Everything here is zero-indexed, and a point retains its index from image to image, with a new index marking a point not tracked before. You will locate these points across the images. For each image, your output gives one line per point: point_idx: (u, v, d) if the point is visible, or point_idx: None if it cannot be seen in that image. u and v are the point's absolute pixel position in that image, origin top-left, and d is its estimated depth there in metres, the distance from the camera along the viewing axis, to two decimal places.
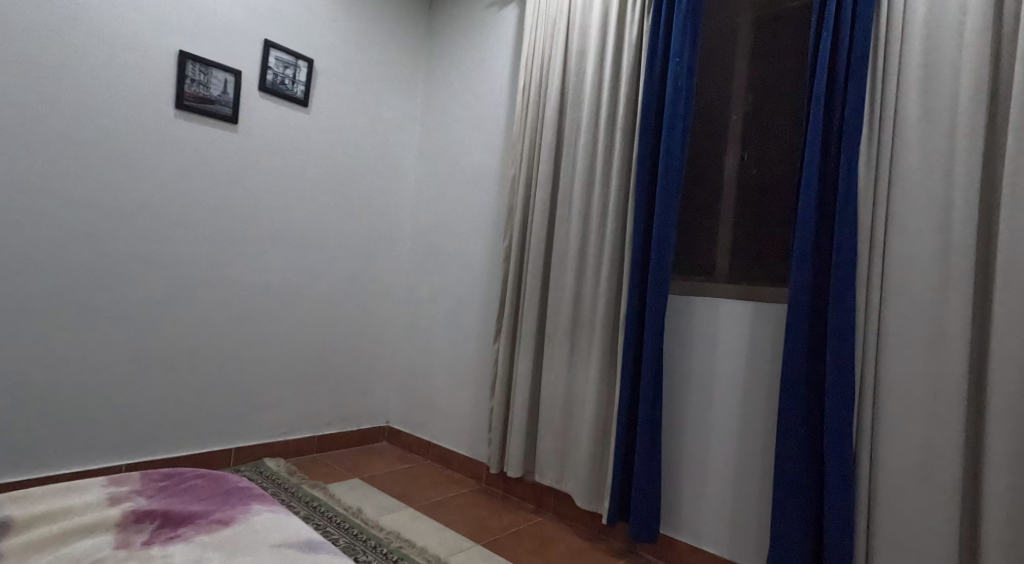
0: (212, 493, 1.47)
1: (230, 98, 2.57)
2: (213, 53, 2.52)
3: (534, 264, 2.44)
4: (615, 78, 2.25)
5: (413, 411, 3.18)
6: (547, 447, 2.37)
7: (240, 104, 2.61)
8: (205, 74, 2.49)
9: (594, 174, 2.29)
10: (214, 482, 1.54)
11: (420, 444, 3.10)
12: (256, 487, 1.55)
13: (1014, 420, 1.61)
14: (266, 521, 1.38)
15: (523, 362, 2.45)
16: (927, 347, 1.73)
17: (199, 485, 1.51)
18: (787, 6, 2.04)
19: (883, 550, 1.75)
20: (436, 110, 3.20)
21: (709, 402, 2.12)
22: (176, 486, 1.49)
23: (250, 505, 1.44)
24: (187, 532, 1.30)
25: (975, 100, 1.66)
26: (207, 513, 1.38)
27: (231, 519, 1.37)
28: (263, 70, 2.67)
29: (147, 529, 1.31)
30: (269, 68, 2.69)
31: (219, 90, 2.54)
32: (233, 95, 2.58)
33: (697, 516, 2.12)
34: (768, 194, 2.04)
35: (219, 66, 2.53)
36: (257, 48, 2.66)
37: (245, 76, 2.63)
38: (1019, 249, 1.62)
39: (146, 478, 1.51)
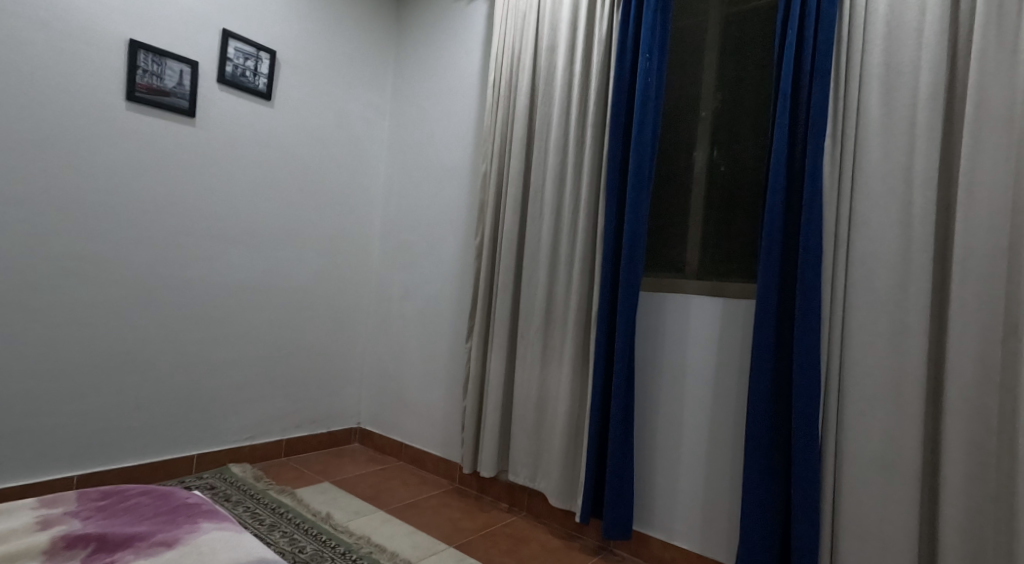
0: (157, 512, 1.40)
1: (186, 90, 2.50)
2: (168, 42, 2.45)
3: (506, 263, 2.43)
4: (585, 73, 2.25)
5: (385, 412, 3.15)
6: (520, 446, 2.37)
7: (198, 96, 2.55)
8: (158, 64, 2.42)
9: (565, 171, 2.29)
10: (160, 500, 1.45)
11: (392, 444, 3.08)
12: (206, 504, 1.47)
13: (969, 411, 1.67)
14: (214, 542, 1.30)
15: (495, 360, 2.44)
16: (889, 341, 1.77)
17: (143, 503, 1.43)
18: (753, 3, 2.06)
19: (848, 541, 1.79)
20: (406, 105, 3.16)
21: (680, 398, 2.14)
22: (117, 506, 1.41)
23: (198, 523, 1.36)
24: (124, 556, 1.21)
25: (933, 98, 1.70)
26: (149, 534, 1.30)
27: (175, 540, 1.29)
28: (222, 61, 2.60)
29: (79, 556, 1.22)
30: (228, 60, 2.62)
31: (175, 82, 2.47)
32: (189, 86, 2.51)
33: (669, 512, 2.14)
34: (737, 190, 2.06)
35: (174, 56, 2.46)
36: (216, 39, 2.59)
37: (203, 65, 2.56)
38: (974, 245, 1.67)
39: (83, 497, 1.43)
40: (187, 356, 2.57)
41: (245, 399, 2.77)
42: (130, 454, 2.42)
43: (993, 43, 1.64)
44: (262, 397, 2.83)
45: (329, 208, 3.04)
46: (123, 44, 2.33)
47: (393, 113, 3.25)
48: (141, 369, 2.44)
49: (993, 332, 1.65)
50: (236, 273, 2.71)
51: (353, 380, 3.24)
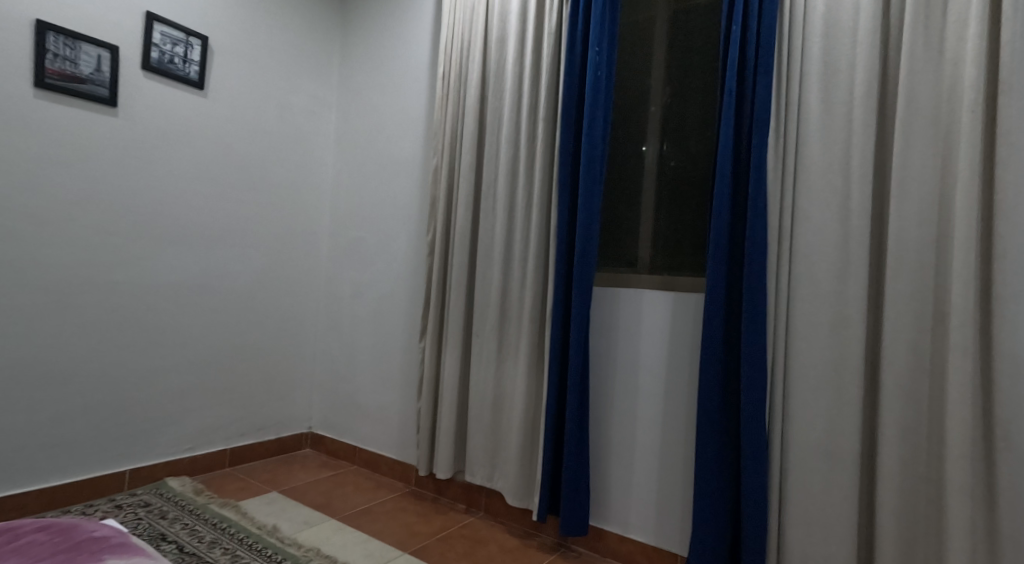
0: (54, 550, 1.29)
1: (106, 77, 2.35)
2: (83, 25, 2.30)
3: (458, 260, 2.39)
4: (535, 67, 2.24)
5: (337, 416, 3.06)
6: (476, 446, 2.34)
7: (120, 84, 2.39)
8: (72, 48, 2.27)
9: (518, 165, 2.28)
10: (60, 535, 1.35)
11: (345, 449, 2.99)
12: (115, 536, 1.38)
13: (903, 396, 1.75)
14: None
15: (449, 359, 2.40)
16: (831, 331, 1.83)
17: (40, 541, 1.32)
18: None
19: (795, 526, 1.85)
20: (353, 97, 3.08)
21: (634, 393, 2.16)
22: (7, 546, 1.30)
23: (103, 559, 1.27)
24: None
25: (867, 94, 1.78)
26: None
27: None
28: (147, 46, 2.46)
29: None
30: (154, 45, 2.48)
31: (92, 68, 2.32)
32: (109, 73, 2.36)
33: (625, 505, 2.16)
34: (687, 184, 2.10)
35: (89, 39, 2.31)
36: (139, 22, 2.45)
37: (125, 50, 2.41)
38: (906, 238, 1.75)
39: None
40: (115, 365, 2.41)
41: (183, 409, 2.63)
42: (51, 472, 2.25)
43: (921, 42, 1.73)
44: (201, 406, 2.69)
45: (273, 206, 2.93)
46: (29, 25, 2.18)
47: (339, 105, 3.17)
48: (63, 381, 2.28)
49: (923, 320, 1.74)
50: (171, 276, 2.57)
51: (302, 384, 3.13)
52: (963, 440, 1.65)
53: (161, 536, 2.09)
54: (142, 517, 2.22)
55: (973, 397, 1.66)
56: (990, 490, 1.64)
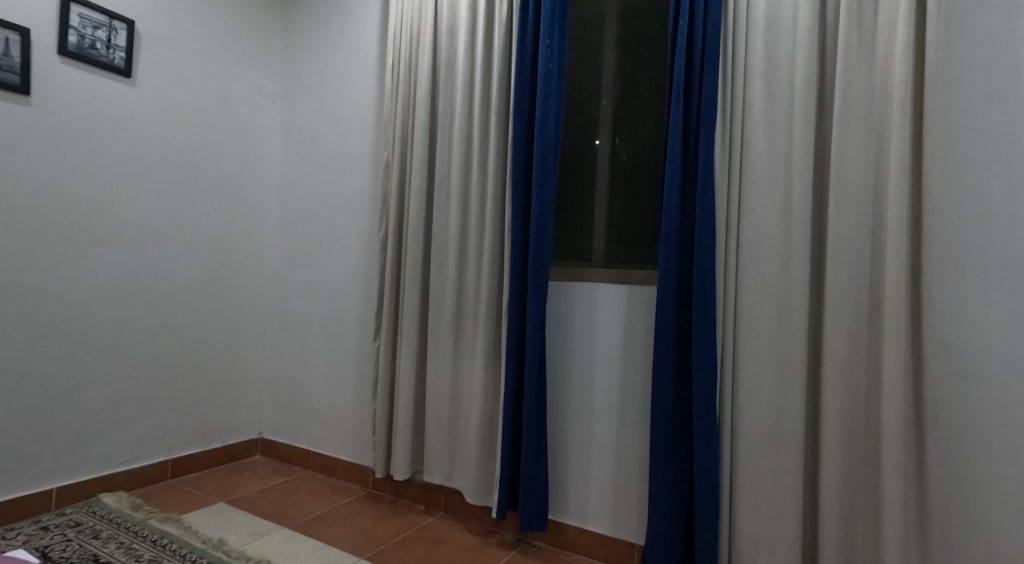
0: None
1: (16, 62, 2.19)
2: None
3: (412, 256, 2.34)
4: (487, 60, 2.22)
5: (288, 420, 2.97)
6: (434, 446, 2.31)
7: (32, 70, 2.24)
8: None
9: (471, 159, 2.25)
10: None
11: (297, 454, 2.90)
12: None
13: (843, 382, 1.83)
14: None
15: (404, 357, 2.36)
16: (777, 320, 1.90)
17: None
18: None
19: (745, 511, 1.91)
20: (298, 89, 2.99)
21: (590, 386, 2.18)
22: None
23: None
24: None
25: (807, 88, 1.85)
26: None
27: None
28: (63, 29, 2.30)
29: None
30: (70, 28, 2.32)
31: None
32: (19, 57, 2.20)
33: (583, 498, 2.18)
34: (639, 178, 2.13)
35: None
36: (54, 4, 2.29)
37: (37, 34, 2.25)
38: (844, 230, 1.83)
39: None
40: (38, 375, 2.26)
41: (116, 420, 2.48)
42: None
43: (855, 40, 1.81)
44: (137, 416, 2.55)
45: (212, 202, 2.80)
46: None
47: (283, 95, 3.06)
48: None
49: (860, 308, 1.82)
50: (100, 280, 2.42)
51: (251, 388, 3.01)
52: (896, 421, 1.74)
53: (93, 558, 1.97)
54: (71, 539, 2.09)
55: (904, 380, 1.76)
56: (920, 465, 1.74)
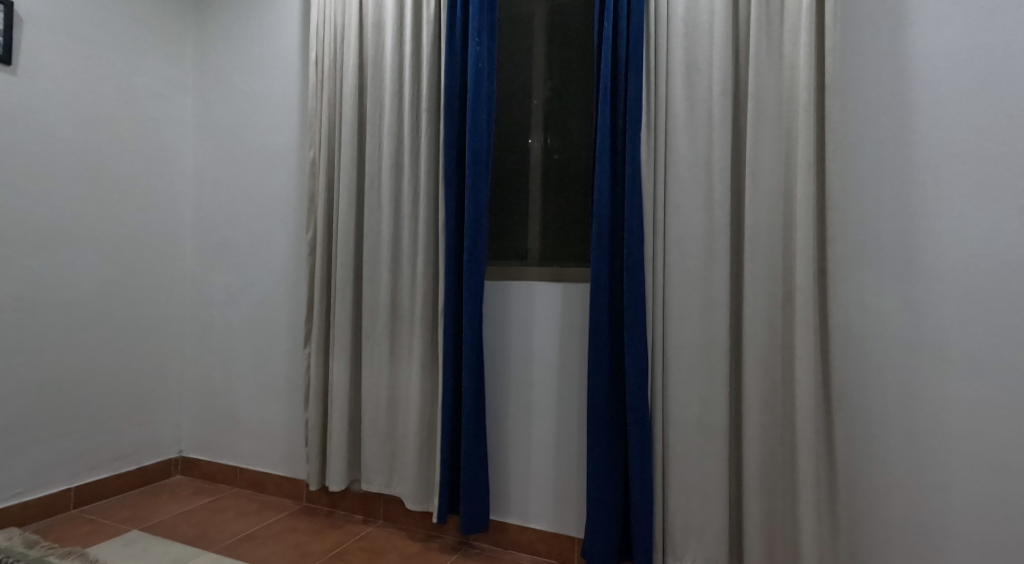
0: None
1: None
2: None
3: (343, 258, 2.27)
4: (415, 57, 2.19)
5: (211, 437, 2.80)
6: (371, 452, 2.24)
7: None
8: None
9: (402, 158, 2.21)
10: None
11: (223, 472, 2.74)
12: None
13: (762, 368, 1.94)
14: None
15: (337, 363, 2.28)
16: (703, 312, 1.98)
17: None
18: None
19: (677, 497, 1.98)
20: (213, 82, 2.82)
21: (529, 384, 2.19)
22: None
23: None
24: None
25: (724, 91, 1.95)
26: None
27: None
28: None
29: None
30: None
31: None
32: None
33: (524, 496, 2.19)
34: (571, 177, 2.17)
35: None
36: None
37: None
38: (760, 224, 1.94)
39: None
40: None
41: (5, 448, 2.23)
42: None
43: (767, 46, 1.93)
44: (32, 442, 2.31)
45: (118, 205, 2.59)
46: None
47: (197, 89, 2.88)
48: None
49: (776, 298, 1.94)
50: None
51: (169, 404, 2.82)
52: (809, 404, 1.86)
53: None
54: None
55: (815, 365, 1.88)
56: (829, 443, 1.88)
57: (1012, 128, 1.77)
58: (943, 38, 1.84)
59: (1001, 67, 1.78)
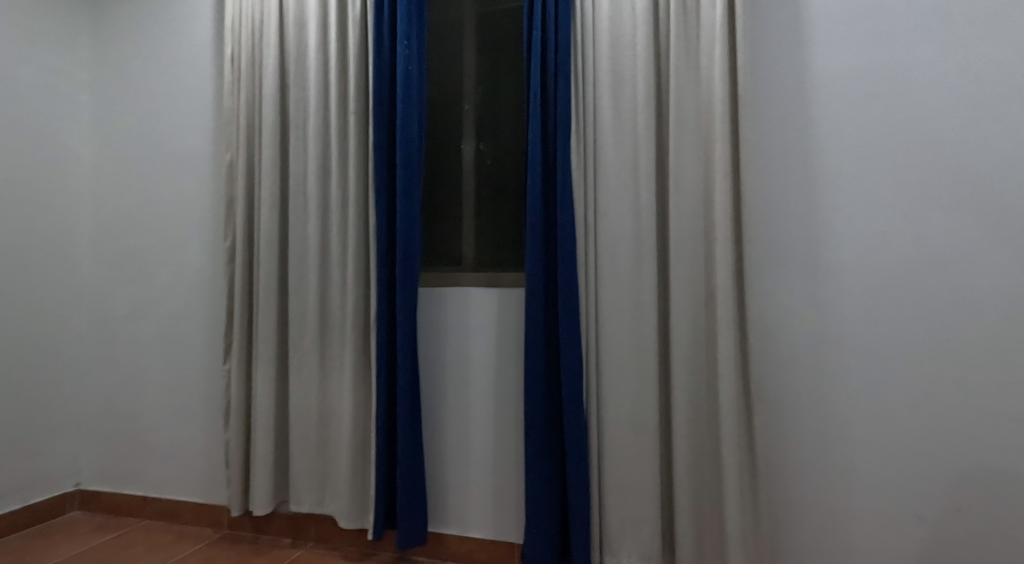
0: None
1: None
2: None
3: (265, 266, 2.15)
4: (341, 59, 2.12)
5: (116, 465, 2.56)
6: (301, 470, 2.13)
7: None
8: None
9: (329, 162, 2.13)
10: None
11: (132, 502, 2.51)
12: None
13: (687, 366, 2.00)
14: None
15: (261, 377, 2.15)
16: (633, 313, 2.02)
17: None
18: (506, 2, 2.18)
19: (613, 496, 2.01)
20: (113, 78, 2.61)
21: (465, 392, 2.15)
22: None
23: None
24: None
25: (647, 99, 2.01)
26: None
27: None
28: None
29: None
30: None
31: None
32: None
33: (462, 505, 2.14)
34: (505, 183, 2.17)
35: None
36: None
37: None
38: (683, 227, 2.01)
39: None
40: None
41: None
42: None
43: (688, 57, 2.01)
44: None
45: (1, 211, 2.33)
46: None
47: (94, 85, 2.65)
48: None
49: (699, 298, 2.01)
50: None
51: (67, 432, 2.55)
52: (729, 399, 1.94)
53: None
54: None
55: (733, 362, 1.96)
56: (749, 436, 1.95)
57: (898, 146, 1.93)
58: (842, 56, 1.98)
59: (886, 90, 1.94)
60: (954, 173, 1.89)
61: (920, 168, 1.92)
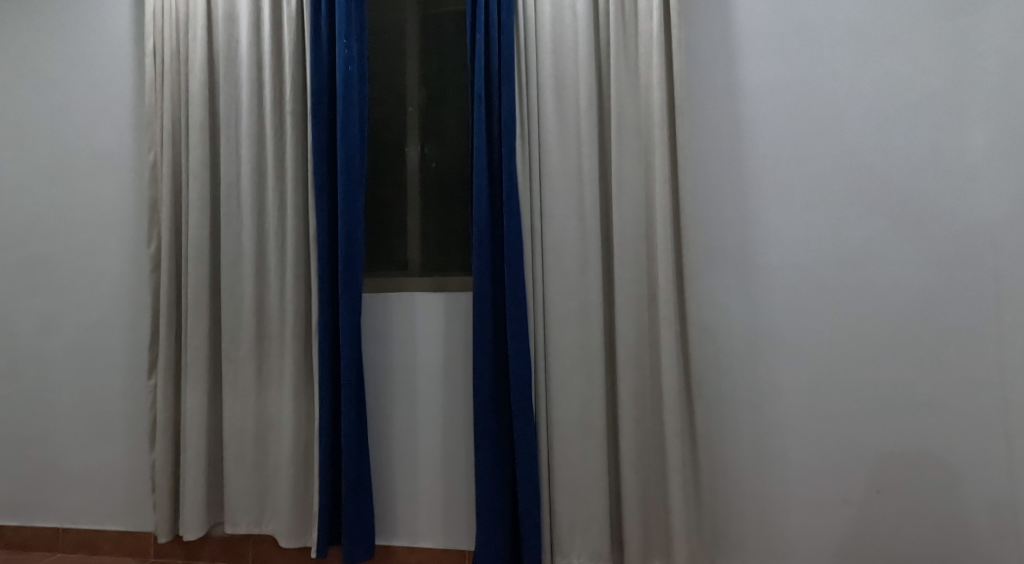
0: None
1: None
2: None
3: (194, 274, 2.01)
4: (275, 58, 2.02)
5: (24, 494, 2.33)
6: (237, 489, 2.01)
7: None
8: None
9: (264, 164, 2.03)
10: None
11: (43, 534, 2.30)
12: None
13: (633, 367, 2.01)
14: None
15: (191, 392, 2.01)
16: (580, 316, 2.02)
17: None
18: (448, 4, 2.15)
19: (563, 499, 2.00)
20: (15, 70, 2.38)
21: (412, 399, 2.09)
22: None
23: None
24: None
25: (590, 103, 2.02)
26: None
27: None
28: None
29: None
30: None
31: None
32: None
33: (411, 515, 2.08)
34: (450, 186, 2.13)
35: None
36: None
37: None
38: (626, 230, 2.03)
39: None
40: None
41: None
42: None
43: (629, 63, 2.03)
44: None
45: None
46: None
47: None
48: None
49: (643, 299, 2.03)
50: None
51: None
52: (674, 397, 1.97)
53: None
54: None
55: (675, 362, 1.99)
56: (693, 433, 1.99)
57: (824, 155, 2.02)
58: (772, 67, 2.05)
59: (811, 102, 2.03)
60: (870, 182, 2.00)
61: (842, 177, 2.01)
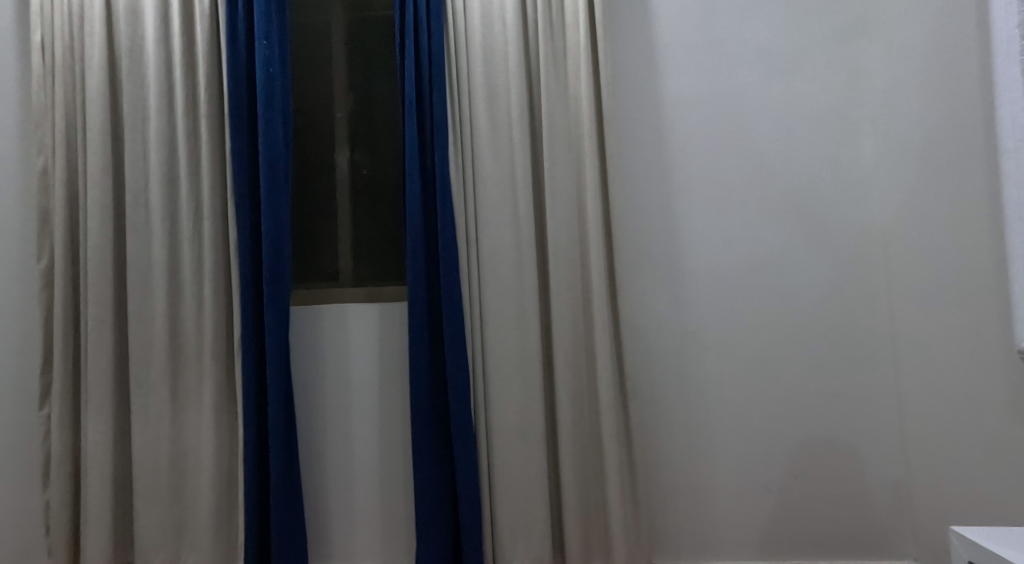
0: None
1: None
2: None
3: (96, 292, 1.82)
4: (186, 58, 1.87)
5: None
6: (147, 525, 1.82)
7: None
8: None
9: (177, 170, 1.87)
10: None
11: None
12: None
13: (571, 374, 1.99)
14: None
15: (94, 421, 1.81)
16: (517, 323, 1.98)
17: None
18: (376, 7, 2.07)
19: (504, 510, 1.95)
20: None
21: (345, 416, 1.98)
22: None
23: None
24: None
25: (522, 112, 2.00)
26: None
27: None
28: None
29: None
30: None
31: None
32: None
33: (346, 538, 1.97)
34: (382, 193, 2.05)
35: None
36: None
37: None
38: (560, 237, 2.01)
39: None
40: None
41: None
42: None
43: (559, 73, 2.03)
44: None
45: None
46: None
47: None
48: None
49: (578, 306, 2.02)
50: None
51: None
52: (611, 402, 1.96)
53: None
54: None
55: (611, 367, 1.99)
56: (630, 438, 1.99)
57: (743, 164, 2.10)
58: (694, 79, 2.11)
59: (730, 114, 2.10)
60: (785, 191, 2.09)
61: (761, 185, 2.09)
